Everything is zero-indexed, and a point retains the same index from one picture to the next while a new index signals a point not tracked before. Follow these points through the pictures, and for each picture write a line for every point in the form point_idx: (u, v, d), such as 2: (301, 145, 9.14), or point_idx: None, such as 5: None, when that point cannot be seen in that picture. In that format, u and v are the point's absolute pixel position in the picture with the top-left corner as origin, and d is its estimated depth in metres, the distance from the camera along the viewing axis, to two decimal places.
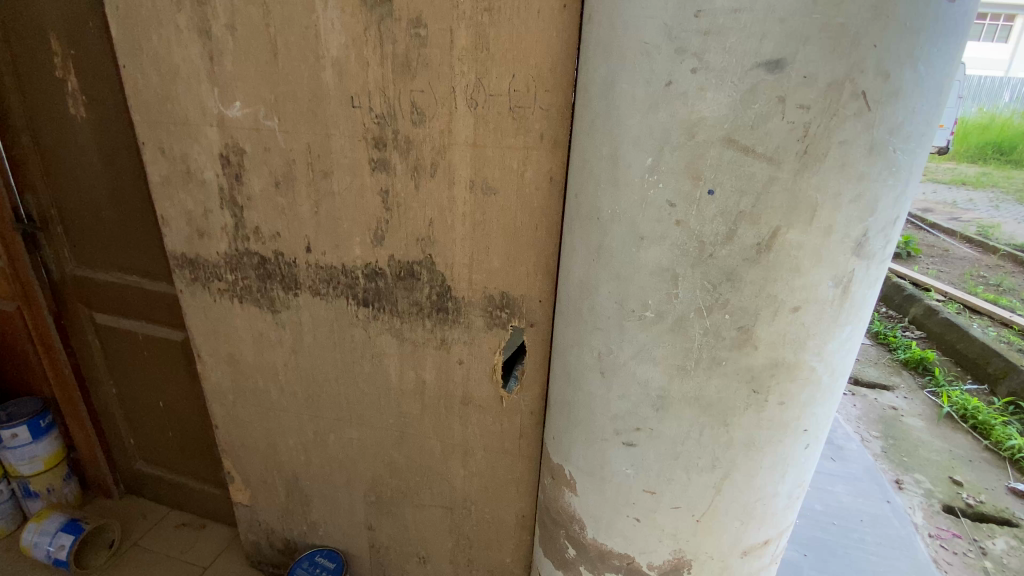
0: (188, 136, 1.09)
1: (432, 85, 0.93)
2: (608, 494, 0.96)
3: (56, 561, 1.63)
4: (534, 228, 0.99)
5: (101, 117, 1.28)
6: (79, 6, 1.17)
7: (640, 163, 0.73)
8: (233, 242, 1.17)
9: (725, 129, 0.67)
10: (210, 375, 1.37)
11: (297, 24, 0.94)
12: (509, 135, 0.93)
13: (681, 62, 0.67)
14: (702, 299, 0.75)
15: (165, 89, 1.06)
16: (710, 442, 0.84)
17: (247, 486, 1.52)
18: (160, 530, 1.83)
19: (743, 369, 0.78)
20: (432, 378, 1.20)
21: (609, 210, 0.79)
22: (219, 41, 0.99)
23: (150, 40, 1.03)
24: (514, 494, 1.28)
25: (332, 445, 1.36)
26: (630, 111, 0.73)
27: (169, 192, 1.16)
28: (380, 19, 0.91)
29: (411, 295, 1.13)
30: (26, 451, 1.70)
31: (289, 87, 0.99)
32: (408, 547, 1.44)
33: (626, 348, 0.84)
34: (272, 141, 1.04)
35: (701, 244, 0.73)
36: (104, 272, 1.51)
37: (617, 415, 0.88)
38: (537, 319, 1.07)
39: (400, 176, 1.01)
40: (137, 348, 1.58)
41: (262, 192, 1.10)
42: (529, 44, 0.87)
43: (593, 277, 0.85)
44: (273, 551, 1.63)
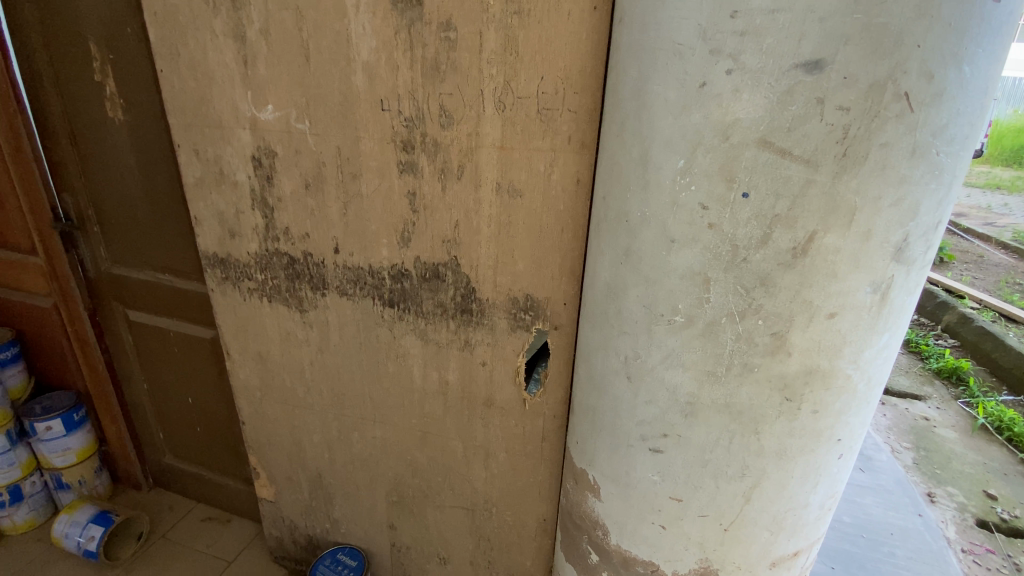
0: (222, 139, 1.11)
1: (460, 88, 0.94)
2: (633, 500, 0.95)
3: (86, 552, 1.68)
4: (560, 230, 0.99)
5: (138, 119, 1.32)
6: (119, 12, 1.21)
7: (671, 165, 0.72)
8: (263, 242, 1.20)
9: (760, 132, 0.66)
10: (238, 372, 1.39)
11: (329, 28, 0.96)
12: (537, 138, 0.93)
13: (716, 63, 0.66)
14: (734, 303, 0.74)
15: (201, 93, 1.09)
16: (740, 450, 0.82)
17: (272, 482, 1.54)
18: (187, 523, 1.88)
19: (776, 376, 0.77)
20: (456, 379, 1.20)
21: (638, 214, 0.78)
22: (254, 46, 1.01)
23: (187, 45, 1.05)
24: (535, 497, 1.27)
25: (356, 444, 1.37)
26: (662, 113, 0.72)
27: (202, 193, 1.19)
28: (411, 23, 0.92)
29: (435, 296, 1.13)
30: (60, 443, 1.76)
31: (320, 91, 1.01)
32: (429, 547, 1.45)
33: (654, 352, 0.82)
34: (303, 143, 1.06)
35: (733, 248, 0.71)
36: (138, 271, 1.55)
37: (644, 420, 0.87)
38: (561, 322, 1.07)
39: (428, 178, 1.02)
40: (167, 345, 1.62)
41: (292, 193, 1.12)
42: (559, 46, 0.87)
43: (621, 281, 0.84)
44: (296, 547, 1.65)
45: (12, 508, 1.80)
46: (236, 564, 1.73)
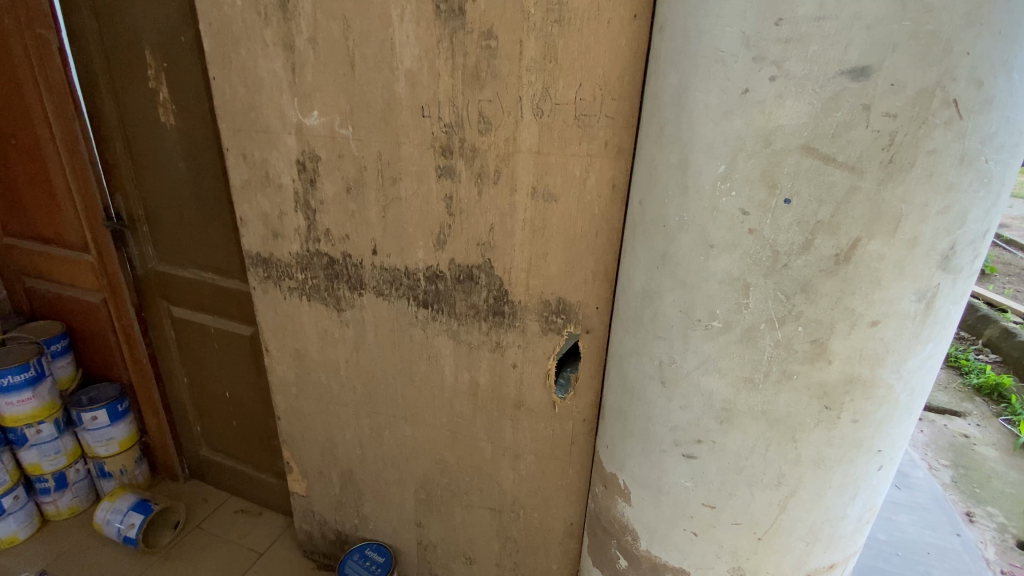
0: (268, 143, 1.16)
1: (499, 94, 0.96)
2: (664, 506, 0.95)
3: (126, 538, 1.75)
4: (594, 235, 1.00)
5: (188, 124, 1.38)
6: (174, 22, 1.27)
7: (711, 170, 0.73)
8: (305, 243, 1.24)
9: (804, 138, 0.66)
10: (276, 368, 1.44)
11: (374, 37, 1.00)
12: (574, 143, 0.95)
13: (759, 70, 0.66)
14: (774, 309, 0.74)
15: (249, 99, 1.14)
16: (776, 459, 0.82)
17: (304, 477, 1.58)
18: (220, 514, 1.94)
19: (815, 383, 0.76)
20: (486, 380, 1.22)
21: (677, 218, 0.78)
22: (302, 55, 1.06)
23: (238, 54, 1.10)
24: (563, 500, 1.28)
25: (387, 441, 1.40)
26: (702, 119, 0.72)
27: (247, 195, 1.24)
28: (453, 32, 0.94)
29: (469, 298, 1.15)
30: (105, 433, 1.84)
31: (364, 98, 1.05)
32: (455, 546, 1.46)
33: (690, 357, 0.83)
34: (346, 148, 1.10)
35: (775, 254, 0.72)
36: (182, 269, 1.62)
37: (678, 425, 0.87)
38: (593, 325, 1.07)
39: (465, 182, 1.04)
40: (208, 341, 1.69)
41: (333, 196, 1.16)
42: (598, 53, 0.88)
43: (657, 285, 0.84)
44: (325, 541, 1.68)
45: (57, 494, 1.88)
46: (267, 556, 1.78)
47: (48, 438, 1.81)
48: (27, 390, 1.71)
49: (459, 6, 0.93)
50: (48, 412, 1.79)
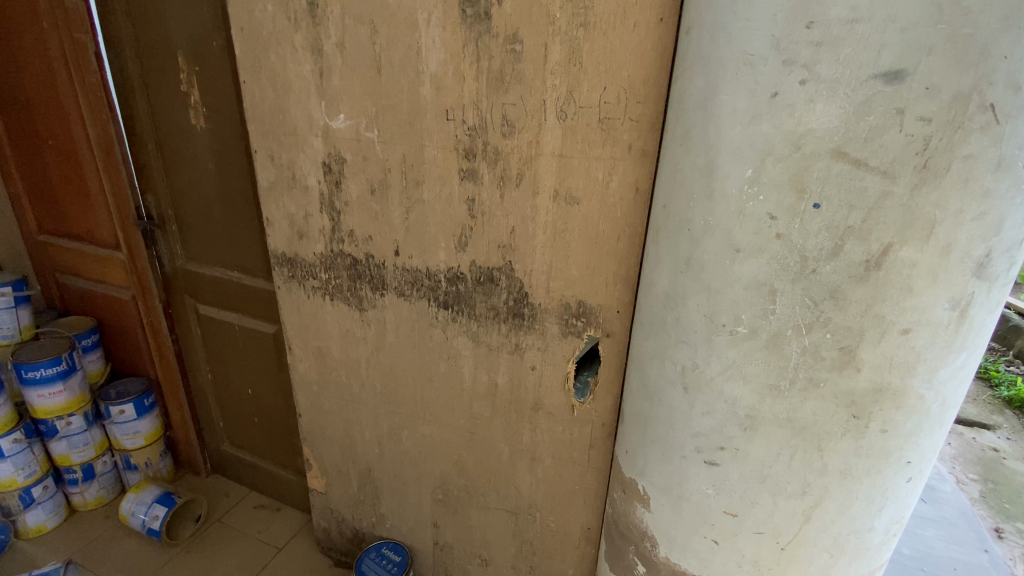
0: (295, 145, 1.18)
1: (523, 98, 0.96)
2: (685, 513, 0.94)
3: (150, 530, 1.79)
4: (616, 238, 0.99)
5: (217, 126, 1.42)
6: (206, 27, 1.30)
7: (738, 174, 0.72)
8: (329, 243, 1.26)
9: (835, 142, 0.65)
10: (298, 366, 1.46)
11: (400, 42, 1.01)
12: (597, 146, 0.94)
13: (789, 73, 0.66)
14: (801, 315, 0.73)
15: (278, 102, 1.16)
16: (801, 468, 0.80)
17: (323, 474, 1.61)
18: (241, 509, 1.97)
19: (842, 392, 0.75)
20: (505, 382, 1.22)
21: (702, 223, 0.78)
22: (330, 59, 1.07)
23: (268, 58, 1.13)
24: (581, 505, 1.27)
25: (405, 441, 1.41)
26: (730, 122, 0.72)
27: (274, 196, 1.26)
28: (479, 36, 0.95)
29: (489, 300, 1.16)
30: (132, 426, 1.89)
31: (389, 102, 1.06)
32: (471, 547, 1.47)
33: (714, 363, 0.82)
34: (370, 150, 1.12)
35: (802, 259, 0.71)
36: (209, 267, 1.66)
37: (700, 431, 0.87)
38: (614, 329, 1.07)
39: (487, 185, 1.05)
40: (232, 338, 1.72)
41: (358, 198, 1.17)
42: (623, 57, 0.88)
43: (681, 289, 0.84)
44: (343, 539, 1.70)
45: (84, 485, 1.94)
46: (286, 552, 1.80)
47: (78, 430, 1.86)
48: (58, 382, 1.77)
49: (485, 11, 0.93)
50: (77, 405, 1.85)
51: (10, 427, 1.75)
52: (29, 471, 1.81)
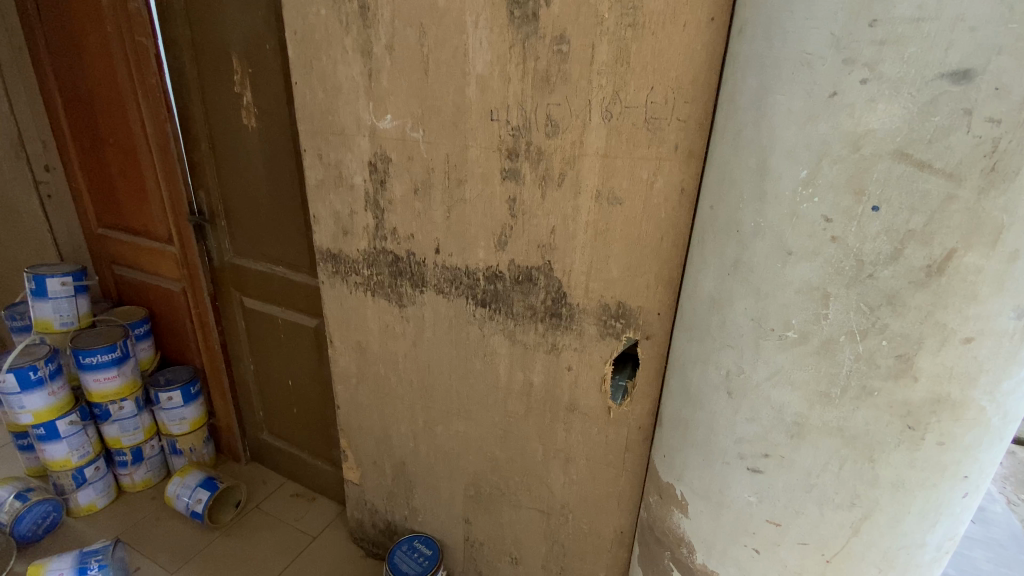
0: (343, 145, 1.22)
1: (569, 98, 0.97)
2: (725, 520, 0.93)
3: (193, 512, 1.87)
4: (659, 240, 0.99)
5: (267, 126, 1.47)
6: (260, 29, 1.36)
7: (792, 175, 0.71)
8: (372, 241, 1.29)
9: (897, 143, 0.63)
10: (339, 359, 1.50)
11: (448, 44, 1.03)
12: (642, 146, 0.94)
13: (850, 73, 0.64)
14: (855, 321, 0.71)
15: (327, 103, 1.20)
16: (850, 478, 0.78)
17: (358, 465, 1.64)
18: (278, 497, 2.04)
19: (897, 402, 0.72)
20: (540, 381, 1.23)
21: (752, 225, 0.76)
22: (378, 60, 1.10)
23: (319, 59, 1.17)
24: (614, 508, 1.26)
25: (439, 436, 1.43)
26: (784, 123, 0.70)
27: (321, 193, 1.30)
28: (526, 37, 0.96)
29: (527, 299, 1.16)
30: (178, 412, 1.98)
31: (435, 102, 1.08)
32: (501, 545, 1.48)
33: (760, 368, 0.81)
34: (415, 150, 1.14)
35: (859, 263, 0.69)
36: (255, 261, 1.72)
37: (744, 437, 0.85)
38: (654, 332, 1.06)
39: (529, 185, 1.06)
40: (275, 330, 1.78)
41: (401, 197, 1.20)
42: (671, 56, 0.87)
43: (728, 292, 0.82)
44: (375, 530, 1.74)
45: (133, 467, 2.04)
46: (320, 540, 1.86)
47: (129, 415, 1.96)
48: (113, 368, 1.86)
49: (533, 12, 0.94)
50: (129, 391, 1.94)
51: (68, 409, 1.86)
52: (82, 452, 1.91)
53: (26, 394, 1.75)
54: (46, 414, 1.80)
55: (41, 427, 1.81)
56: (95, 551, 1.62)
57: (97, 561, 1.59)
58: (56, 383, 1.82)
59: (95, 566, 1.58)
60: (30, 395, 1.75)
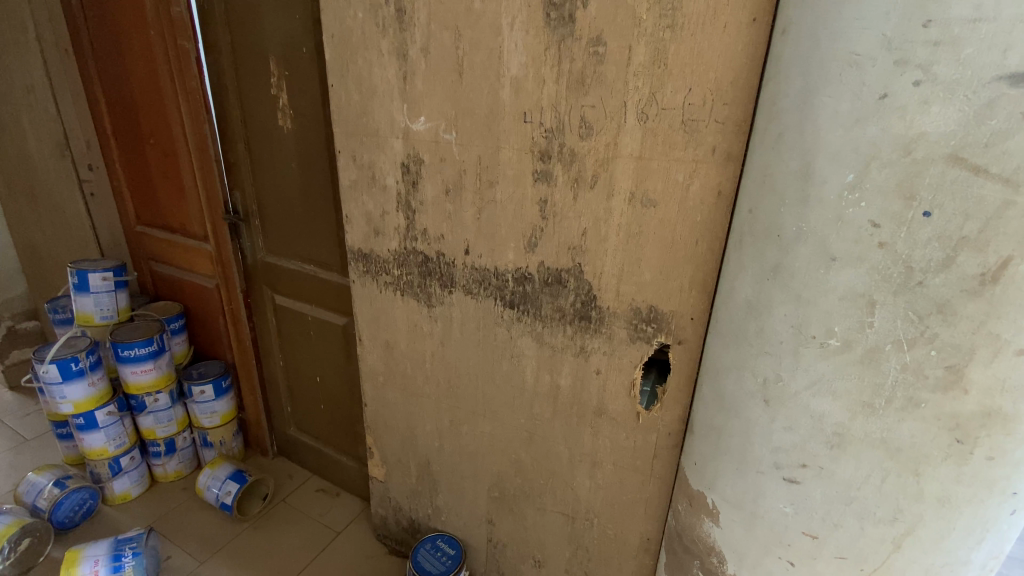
0: (377, 147, 1.24)
1: (604, 100, 0.96)
2: (759, 530, 0.91)
3: (223, 504, 1.91)
4: (694, 243, 0.97)
5: (302, 127, 1.50)
6: (297, 33, 1.39)
7: (837, 179, 0.69)
8: (403, 241, 1.31)
9: (951, 147, 0.61)
10: (368, 357, 1.52)
11: (483, 46, 1.04)
12: (678, 148, 0.93)
13: (902, 74, 0.62)
14: (903, 330, 0.69)
15: (362, 105, 1.22)
16: (893, 491, 0.76)
17: (383, 462, 1.66)
18: (304, 491, 2.07)
19: (945, 414, 0.70)
20: (567, 384, 1.22)
21: (794, 229, 0.75)
22: (413, 63, 1.12)
23: (355, 62, 1.19)
24: (641, 514, 1.25)
25: (465, 436, 1.44)
26: (830, 125, 0.69)
27: (354, 194, 1.32)
28: (562, 39, 0.96)
29: (556, 301, 1.16)
30: (210, 405, 2.03)
31: (469, 104, 1.09)
32: (525, 547, 1.48)
33: (800, 376, 0.79)
34: (448, 152, 1.15)
35: (908, 270, 0.67)
36: (287, 260, 1.76)
37: (781, 447, 0.84)
38: (686, 337, 1.04)
39: (562, 187, 1.05)
40: (305, 327, 1.82)
41: (433, 198, 1.21)
42: (710, 59, 0.86)
43: (766, 298, 0.81)
44: (398, 528, 1.75)
45: (166, 458, 2.10)
46: (344, 536, 1.88)
47: (163, 407, 2.02)
48: (149, 361, 1.92)
49: (570, 14, 0.94)
50: (164, 383, 2.00)
51: (106, 400, 1.93)
52: (119, 441, 1.97)
53: (67, 384, 1.82)
54: (85, 404, 1.87)
55: (80, 417, 1.88)
56: (129, 539, 1.67)
57: (131, 548, 1.64)
58: (95, 374, 1.89)
59: (129, 554, 1.63)
60: (71, 385, 1.82)
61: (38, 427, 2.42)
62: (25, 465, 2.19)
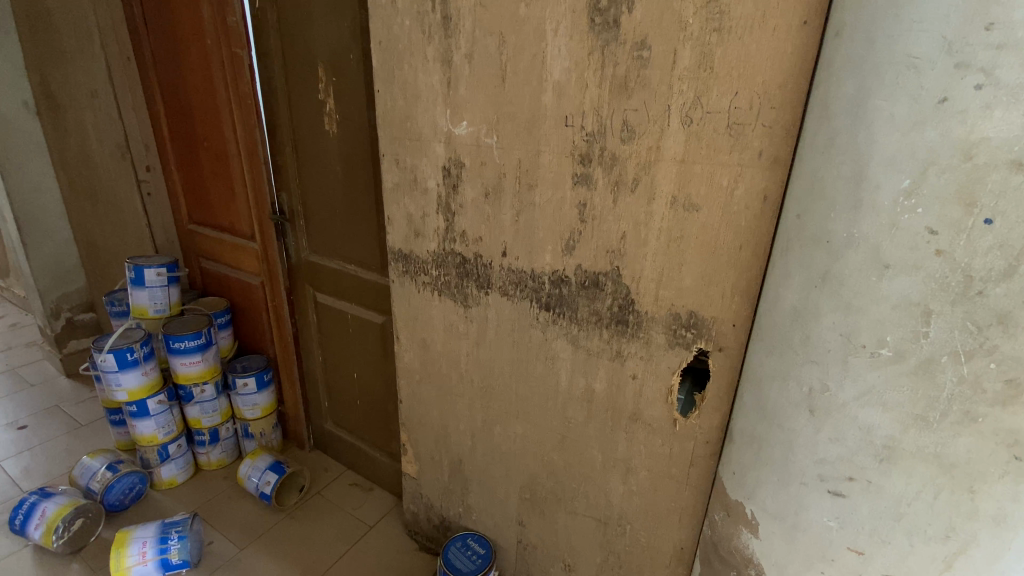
0: (419, 150, 1.27)
1: (647, 104, 0.96)
2: (801, 544, 0.89)
3: (262, 493, 1.99)
4: (738, 248, 0.96)
5: (348, 130, 1.55)
6: (345, 40, 1.44)
7: (893, 185, 0.68)
8: (442, 242, 1.33)
9: (1014, 153, 0.59)
10: (405, 355, 1.56)
11: (527, 51, 1.05)
12: (723, 152, 0.92)
13: (962, 78, 0.61)
14: (960, 341, 0.66)
15: (406, 110, 1.25)
16: (946, 509, 0.73)
17: (417, 459, 1.69)
18: (338, 485, 2.13)
19: (1005, 431, 0.66)
20: (603, 388, 1.22)
21: (844, 235, 0.73)
22: (458, 69, 1.14)
23: (401, 69, 1.22)
24: (675, 522, 1.24)
25: (498, 436, 1.45)
26: (885, 129, 0.67)
27: (396, 196, 1.36)
28: (605, 44, 0.97)
29: (592, 305, 1.16)
30: (252, 398, 2.11)
31: (511, 108, 1.11)
32: (555, 550, 1.48)
33: (848, 387, 0.77)
34: (489, 156, 1.17)
35: (967, 279, 0.64)
36: (329, 259, 1.82)
37: (826, 458, 0.82)
38: (727, 343, 1.03)
39: (601, 190, 1.06)
40: (344, 325, 1.87)
41: (472, 200, 1.23)
42: (759, 62, 0.85)
43: (813, 305, 0.79)
44: (429, 525, 1.78)
45: (210, 447, 2.19)
46: (377, 530, 1.93)
47: (209, 398, 2.11)
48: (197, 353, 2.02)
49: (614, 19, 0.95)
50: (211, 375, 2.09)
51: (157, 389, 2.03)
52: (167, 429, 2.07)
53: (123, 372, 1.92)
54: (138, 392, 1.97)
55: (133, 404, 1.98)
56: (176, 522, 1.75)
57: (177, 532, 1.72)
58: (148, 364, 1.99)
59: (175, 537, 1.71)
60: (126, 374, 1.92)
61: (93, 413, 2.57)
62: (80, 449, 2.32)
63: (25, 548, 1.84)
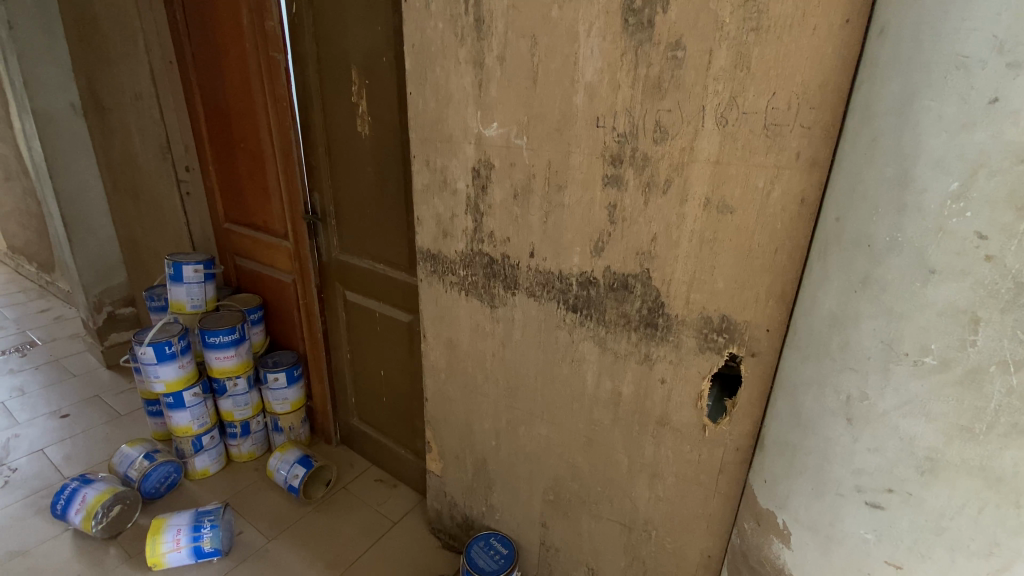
0: (450, 151, 1.28)
1: (681, 105, 0.95)
2: (836, 556, 0.87)
3: (290, 486, 2.03)
4: (773, 252, 0.94)
5: (379, 132, 1.58)
6: (379, 42, 1.47)
7: (940, 187, 0.65)
8: (470, 243, 1.35)
9: None
10: (431, 353, 1.58)
11: (559, 52, 1.06)
12: (759, 153, 0.91)
13: (1015, 77, 0.58)
14: (1011, 350, 0.64)
15: (438, 112, 1.27)
16: (991, 524, 0.70)
17: (441, 457, 1.71)
18: (363, 480, 2.17)
19: None
20: (630, 392, 1.21)
21: (887, 239, 0.71)
22: (489, 70, 1.15)
23: (433, 71, 1.24)
24: (702, 529, 1.22)
25: (522, 436, 1.46)
26: (932, 130, 0.65)
27: (426, 197, 1.38)
28: (639, 44, 0.97)
29: (620, 307, 1.16)
30: (282, 392, 2.17)
31: (541, 110, 1.11)
32: (578, 553, 1.47)
33: (888, 395, 0.75)
34: (518, 157, 1.18)
35: (1018, 285, 0.62)
36: (358, 258, 1.85)
37: (864, 469, 0.79)
38: (760, 349, 1.01)
39: (632, 191, 1.05)
40: (372, 322, 1.91)
41: (501, 201, 1.24)
42: (798, 61, 0.84)
43: (853, 310, 0.77)
44: (452, 523, 1.79)
45: (241, 439, 2.26)
46: (400, 526, 1.95)
47: (242, 391, 2.17)
48: (231, 348, 2.08)
49: (648, 19, 0.95)
50: (243, 369, 2.15)
51: (192, 382, 2.10)
52: (202, 421, 2.14)
53: (160, 365, 1.99)
54: (175, 384, 2.04)
55: (170, 396, 2.05)
56: (208, 511, 1.81)
57: (209, 520, 1.78)
58: (185, 357, 2.06)
59: (207, 525, 1.76)
60: (164, 367, 1.99)
61: (131, 403, 2.67)
62: (119, 438, 2.42)
63: (66, 532, 1.92)
